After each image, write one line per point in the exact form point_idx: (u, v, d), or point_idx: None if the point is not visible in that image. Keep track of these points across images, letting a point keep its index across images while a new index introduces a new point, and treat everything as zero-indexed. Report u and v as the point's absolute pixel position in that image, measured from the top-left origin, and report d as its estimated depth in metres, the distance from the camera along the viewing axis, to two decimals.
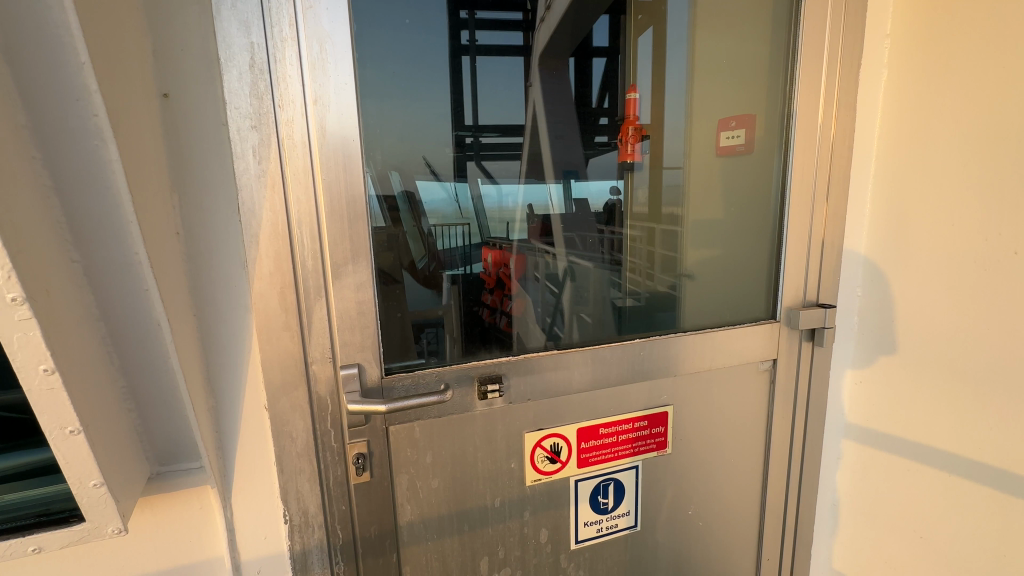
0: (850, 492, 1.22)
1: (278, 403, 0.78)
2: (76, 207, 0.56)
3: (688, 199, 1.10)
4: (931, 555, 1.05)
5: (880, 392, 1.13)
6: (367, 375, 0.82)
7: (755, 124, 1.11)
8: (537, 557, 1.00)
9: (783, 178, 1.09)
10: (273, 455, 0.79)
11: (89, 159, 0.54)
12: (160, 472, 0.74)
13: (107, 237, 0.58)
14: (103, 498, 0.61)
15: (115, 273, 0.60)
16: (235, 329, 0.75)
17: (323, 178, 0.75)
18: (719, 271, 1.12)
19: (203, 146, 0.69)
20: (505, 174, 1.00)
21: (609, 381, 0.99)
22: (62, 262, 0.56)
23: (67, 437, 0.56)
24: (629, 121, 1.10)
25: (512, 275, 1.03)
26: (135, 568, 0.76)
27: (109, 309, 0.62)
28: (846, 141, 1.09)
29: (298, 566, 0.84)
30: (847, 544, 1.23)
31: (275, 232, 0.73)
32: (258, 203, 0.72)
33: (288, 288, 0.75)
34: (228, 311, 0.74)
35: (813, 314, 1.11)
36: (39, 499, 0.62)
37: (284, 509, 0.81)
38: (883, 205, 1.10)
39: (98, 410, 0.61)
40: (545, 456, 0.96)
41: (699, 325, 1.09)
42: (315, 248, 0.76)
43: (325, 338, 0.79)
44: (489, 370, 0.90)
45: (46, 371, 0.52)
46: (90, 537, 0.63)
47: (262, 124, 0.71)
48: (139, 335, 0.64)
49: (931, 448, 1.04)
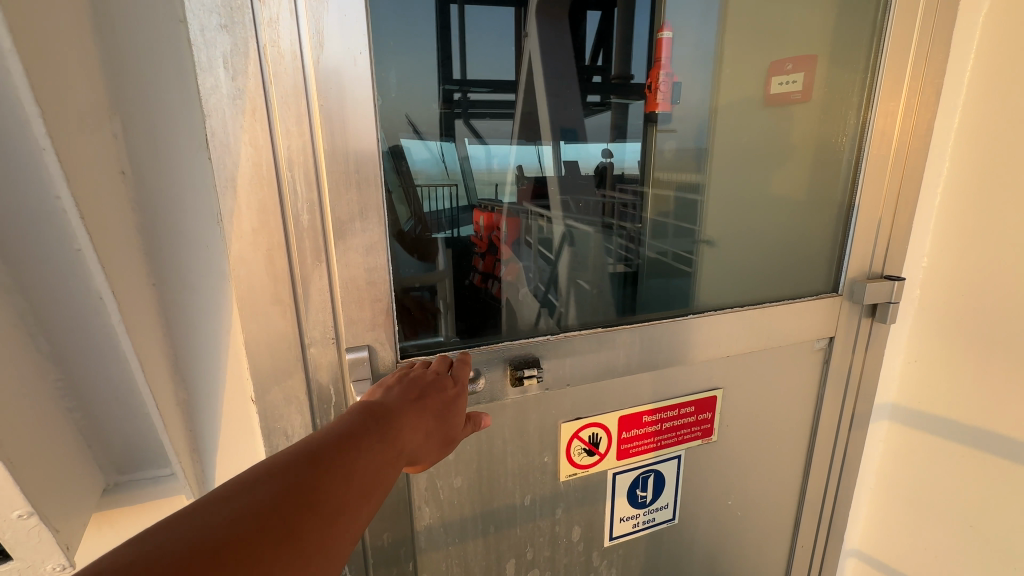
0: (889, 477, 1.12)
1: (269, 393, 0.62)
2: None
3: (721, 155, 0.95)
4: (982, 546, 0.97)
5: (937, 373, 1.02)
6: (380, 358, 0.66)
7: (817, 70, 0.93)
8: (567, 557, 0.89)
9: (860, 132, 0.93)
10: (263, 453, 0.65)
11: None
12: (117, 483, 0.63)
13: (12, 175, 0.41)
14: (32, 532, 0.49)
15: (35, 224, 0.44)
16: (206, 302, 0.60)
17: (320, 105, 0.56)
18: (743, 241, 0.98)
19: (153, 53, 0.52)
20: (495, 134, 0.79)
21: (655, 364, 0.86)
22: None
23: None
24: (659, 67, 0.89)
25: (506, 240, 0.83)
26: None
27: (28, 279, 0.47)
28: (935, 86, 0.92)
29: None
30: (882, 534, 1.15)
31: (258, 175, 0.56)
32: (234, 135, 0.54)
33: (279, 249, 0.58)
34: (199, 277, 0.59)
35: (879, 287, 0.98)
36: None
37: None
38: (963, 165, 0.95)
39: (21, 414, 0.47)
40: (582, 448, 0.83)
41: (724, 302, 0.95)
42: (312, 201, 0.58)
43: (326, 314, 0.62)
44: (525, 352, 0.75)
45: None
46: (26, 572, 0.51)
47: (234, 23, 0.51)
48: (71, 318, 0.49)
49: (992, 435, 0.94)
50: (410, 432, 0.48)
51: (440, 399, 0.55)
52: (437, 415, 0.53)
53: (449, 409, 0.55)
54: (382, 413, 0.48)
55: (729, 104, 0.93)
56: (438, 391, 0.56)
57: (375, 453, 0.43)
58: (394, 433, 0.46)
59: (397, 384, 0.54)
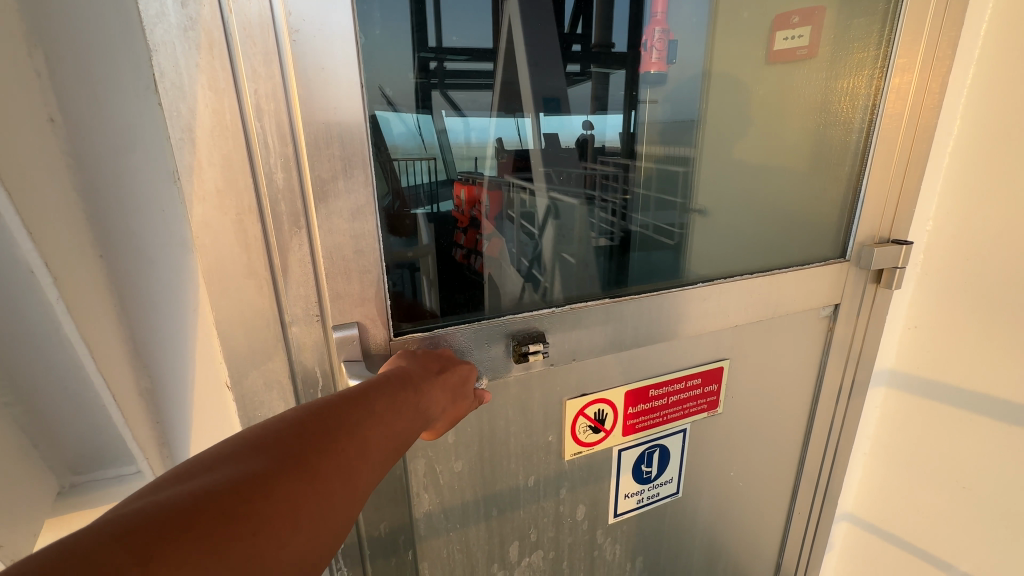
0: (882, 443, 1.11)
1: (247, 377, 0.56)
2: None
3: (715, 114, 0.88)
4: (977, 509, 0.97)
5: (939, 338, 0.99)
6: (370, 338, 0.59)
7: (827, 23, 0.87)
8: (571, 536, 0.86)
9: (877, 90, 0.88)
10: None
11: None
12: (74, 483, 0.62)
13: None
14: None
15: None
16: (163, 279, 0.55)
17: (292, 40, 0.47)
18: (733, 208, 0.92)
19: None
20: (473, 106, 0.69)
21: (660, 336, 0.81)
22: None
23: None
24: (653, 23, 0.80)
25: (487, 216, 0.75)
26: None
27: None
28: (953, 37, 0.86)
29: None
30: (874, 499, 1.14)
31: (221, 126, 0.47)
32: (188, 75, 0.45)
33: (251, 214, 0.51)
34: (153, 251, 0.54)
35: (887, 252, 0.95)
36: None
37: None
38: (975, 122, 0.90)
39: None
40: (588, 426, 0.79)
41: (719, 272, 0.89)
42: (286, 157, 0.50)
43: (308, 289, 0.55)
44: (529, 326, 0.69)
45: None
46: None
47: None
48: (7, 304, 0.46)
49: (992, 401, 0.92)
50: (431, 394, 0.49)
51: (457, 365, 0.56)
52: (456, 386, 0.54)
53: (466, 381, 0.56)
54: (405, 373, 0.49)
55: (725, 58, 0.86)
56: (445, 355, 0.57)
57: (403, 406, 0.45)
58: (420, 395, 0.47)
59: (420, 355, 0.55)
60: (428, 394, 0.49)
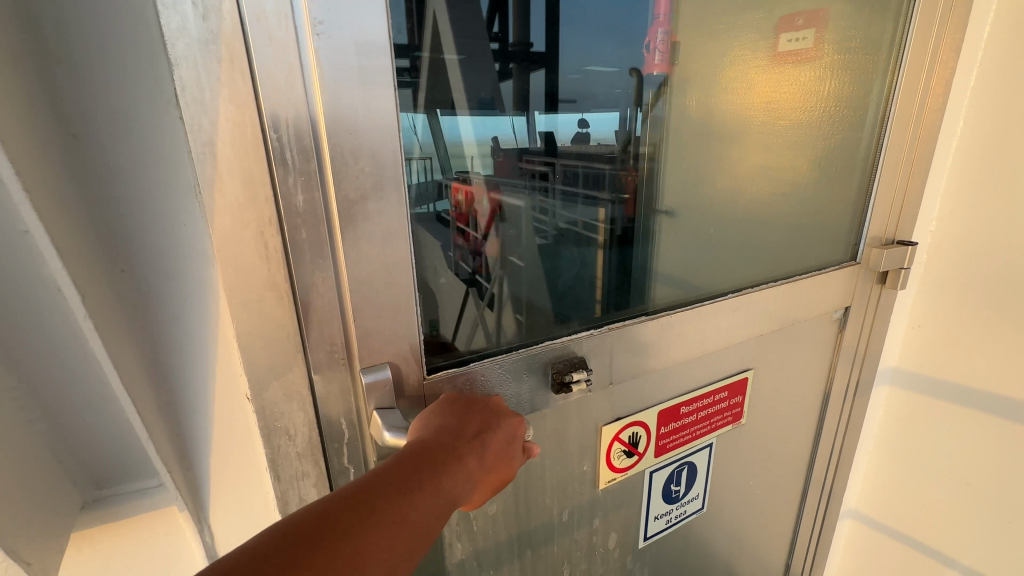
0: (886, 441, 1.13)
1: (266, 392, 0.47)
2: None
3: (703, 123, 0.85)
4: (981, 504, 0.99)
5: (942, 338, 1.00)
6: (404, 378, 0.52)
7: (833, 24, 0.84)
8: (603, 566, 0.81)
9: (887, 95, 0.88)
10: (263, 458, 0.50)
11: None
12: (99, 496, 0.54)
13: None
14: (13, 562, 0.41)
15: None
16: (176, 306, 0.48)
17: (314, 35, 0.39)
18: (726, 218, 0.89)
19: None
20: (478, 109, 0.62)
21: (693, 352, 0.78)
22: None
23: None
24: (655, 24, 0.76)
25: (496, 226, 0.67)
26: None
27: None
28: (956, 44, 0.87)
29: None
30: (877, 496, 1.16)
31: (240, 143, 0.39)
32: (210, 90, 0.38)
33: (271, 228, 0.43)
34: (168, 274, 0.46)
35: (894, 253, 0.96)
36: None
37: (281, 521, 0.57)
38: (977, 128, 0.92)
39: None
40: (622, 450, 0.74)
41: (715, 284, 0.85)
42: (308, 174, 0.42)
43: (329, 326, 0.47)
44: (567, 352, 0.64)
45: None
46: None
47: None
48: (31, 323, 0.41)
49: (996, 399, 0.95)
50: (463, 468, 0.42)
51: (495, 421, 0.49)
52: (495, 448, 0.47)
53: (507, 441, 0.48)
54: (434, 445, 0.43)
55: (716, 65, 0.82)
56: (481, 400, 0.50)
57: (423, 495, 0.38)
58: (447, 473, 0.41)
59: (457, 409, 0.48)
60: (457, 470, 0.42)
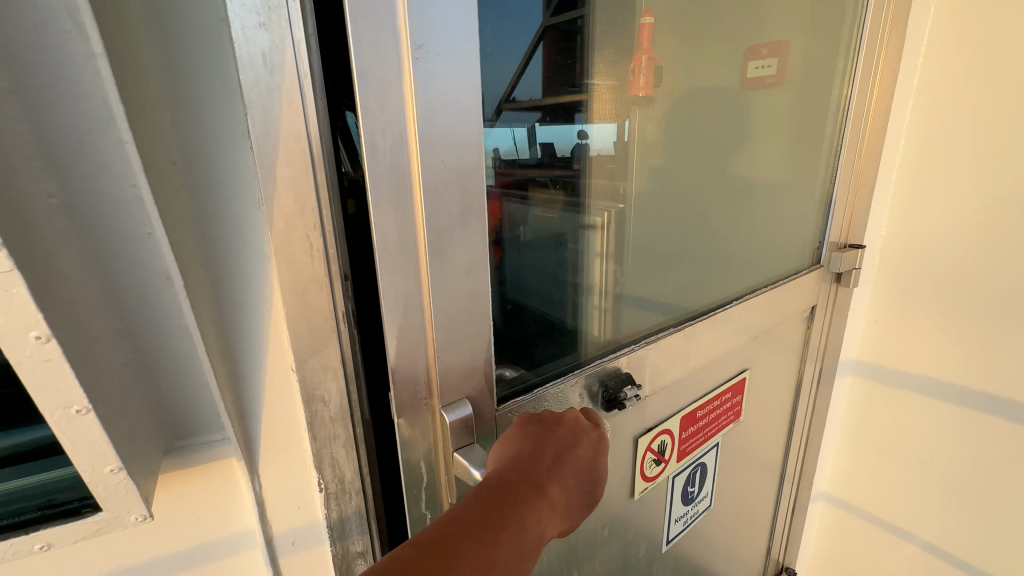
0: (849, 427, 1.25)
1: (307, 362, 0.59)
2: (51, 125, 0.38)
3: (676, 149, 0.84)
4: (933, 477, 1.12)
5: (895, 331, 1.13)
6: (480, 411, 0.59)
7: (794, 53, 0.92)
8: (615, 560, 0.86)
9: (840, 119, 1.00)
10: (303, 420, 0.62)
11: (62, 54, 0.37)
12: (176, 446, 0.58)
13: (94, 161, 0.41)
14: (122, 485, 0.46)
15: (115, 212, 0.43)
16: (248, 296, 0.56)
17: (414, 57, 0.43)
18: (688, 244, 0.90)
19: (195, 36, 0.47)
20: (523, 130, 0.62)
21: (690, 353, 0.84)
22: (37, 198, 0.38)
23: (73, 419, 0.40)
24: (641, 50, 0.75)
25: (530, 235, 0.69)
26: (154, 551, 0.61)
27: (101, 275, 0.45)
28: (892, 74, 1.00)
29: (336, 535, 0.69)
30: (843, 477, 1.28)
31: (299, 165, 0.52)
32: (273, 125, 0.49)
33: (316, 231, 0.55)
34: (244, 266, 0.55)
35: (850, 255, 1.07)
36: (40, 487, 0.48)
37: (317, 477, 0.65)
38: (913, 147, 1.05)
39: (121, 401, 0.47)
40: (653, 458, 0.84)
41: (676, 309, 0.88)
42: (405, 212, 0.47)
43: (415, 363, 0.53)
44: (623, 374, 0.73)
45: (39, 339, 0.36)
46: (109, 529, 0.48)
47: (274, 22, 0.47)
48: (141, 305, 0.48)
49: (941, 383, 1.08)
50: (548, 503, 0.46)
51: (567, 443, 0.52)
52: (573, 479, 0.50)
53: (583, 469, 0.52)
54: (521, 478, 0.47)
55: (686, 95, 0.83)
56: (558, 419, 0.55)
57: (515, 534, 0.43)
58: (532, 509, 0.45)
59: (534, 434, 0.52)
60: (543, 507, 0.46)
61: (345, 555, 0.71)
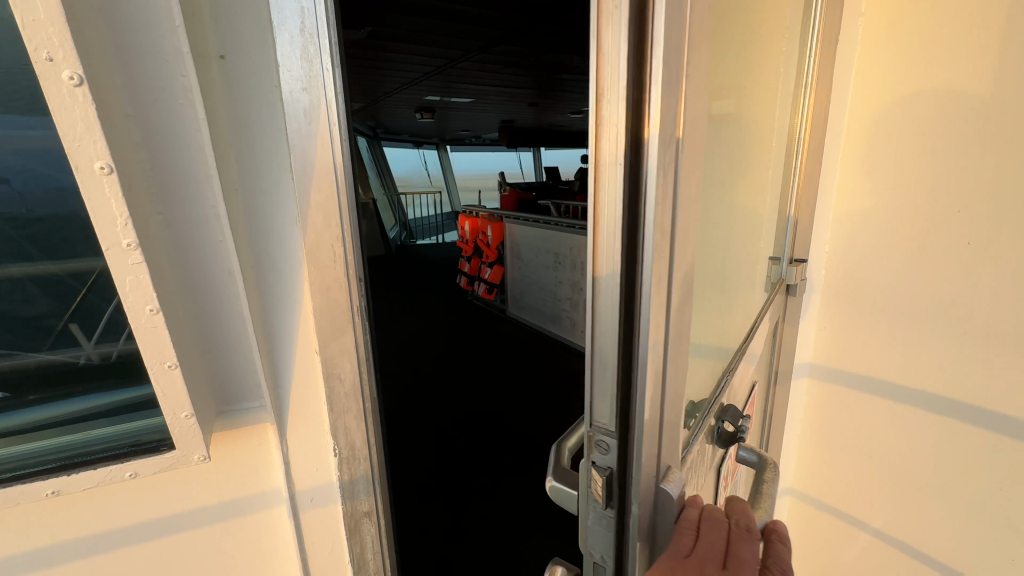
0: (807, 425, 1.37)
1: (328, 346, 0.74)
2: (162, 163, 0.55)
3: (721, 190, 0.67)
4: (879, 468, 1.24)
5: (842, 337, 1.26)
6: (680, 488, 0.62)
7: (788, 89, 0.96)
8: None
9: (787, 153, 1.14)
10: (322, 397, 0.77)
11: (171, 114, 0.53)
12: (224, 411, 0.72)
13: (184, 189, 0.57)
14: (191, 430, 0.61)
15: (196, 224, 0.59)
16: (286, 292, 0.71)
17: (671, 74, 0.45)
18: (720, 285, 0.77)
19: (254, 100, 0.65)
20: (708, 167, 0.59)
21: None
22: (150, 214, 0.54)
23: (165, 371, 0.56)
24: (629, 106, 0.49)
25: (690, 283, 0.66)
26: (200, 503, 0.76)
27: (183, 271, 0.60)
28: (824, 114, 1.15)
29: (346, 495, 0.83)
30: (805, 473, 1.40)
31: (326, 193, 0.68)
32: (309, 162, 0.66)
33: (339, 241, 0.71)
34: (281, 268, 0.70)
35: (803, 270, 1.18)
36: (130, 431, 0.62)
37: (333, 444, 0.80)
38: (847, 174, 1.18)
39: (191, 367, 0.62)
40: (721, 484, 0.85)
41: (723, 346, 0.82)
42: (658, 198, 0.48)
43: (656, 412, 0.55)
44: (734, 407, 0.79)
45: (152, 311, 0.52)
46: (177, 465, 0.62)
47: (313, 87, 0.65)
48: (208, 295, 0.63)
49: (881, 383, 1.21)
50: None
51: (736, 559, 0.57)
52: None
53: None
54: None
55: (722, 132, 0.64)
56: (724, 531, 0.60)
57: None
58: None
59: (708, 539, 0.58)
60: None
61: (354, 513, 0.85)
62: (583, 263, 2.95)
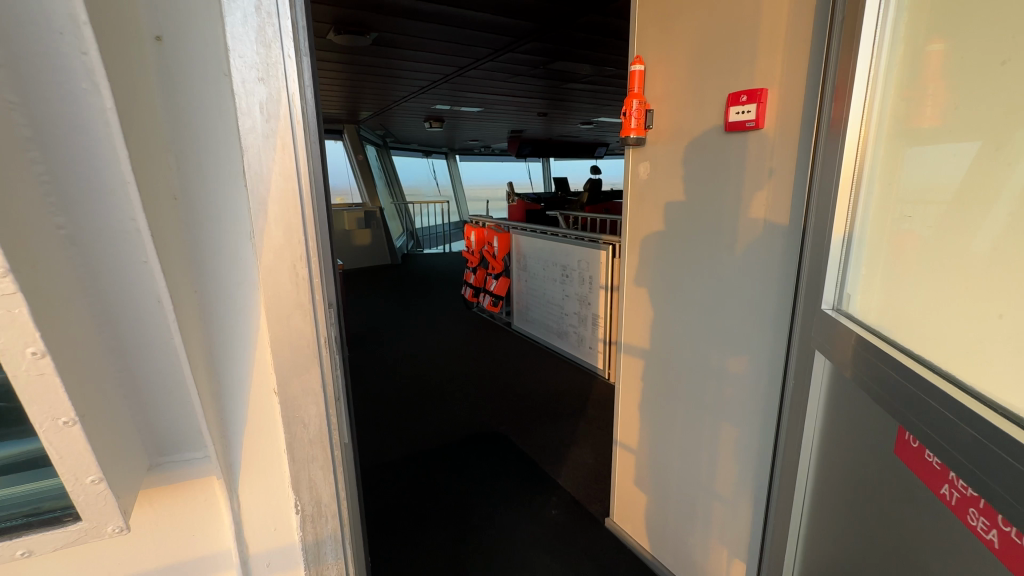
0: None
1: (288, 385, 0.62)
2: (63, 166, 0.43)
3: None
4: None
5: None
6: None
7: (877, 80, 0.69)
8: None
9: None
10: (282, 444, 0.65)
11: (74, 102, 0.42)
12: (160, 463, 0.60)
13: (98, 198, 0.45)
14: (102, 497, 0.49)
15: (113, 242, 0.47)
16: (240, 322, 0.59)
17: None
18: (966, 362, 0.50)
19: (200, 92, 0.53)
20: None
21: None
22: (47, 230, 0.43)
23: (61, 430, 0.43)
24: None
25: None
26: (134, 567, 0.64)
27: (99, 299, 0.49)
28: None
29: (311, 559, 0.70)
30: None
31: (286, 204, 0.57)
32: (267, 165, 0.55)
33: (302, 261, 0.59)
34: (232, 293, 0.59)
35: None
36: (26, 496, 0.49)
37: (295, 500, 0.67)
38: None
39: (106, 418, 0.50)
40: None
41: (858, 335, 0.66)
42: None
43: None
44: None
45: (35, 354, 0.40)
46: (86, 538, 0.50)
47: (270, 77, 0.54)
48: (133, 328, 0.52)
49: None
50: None
51: None
52: None
53: None
54: None
55: None
56: None
57: None
58: None
59: None
60: None
61: None
62: (592, 277, 2.82)
